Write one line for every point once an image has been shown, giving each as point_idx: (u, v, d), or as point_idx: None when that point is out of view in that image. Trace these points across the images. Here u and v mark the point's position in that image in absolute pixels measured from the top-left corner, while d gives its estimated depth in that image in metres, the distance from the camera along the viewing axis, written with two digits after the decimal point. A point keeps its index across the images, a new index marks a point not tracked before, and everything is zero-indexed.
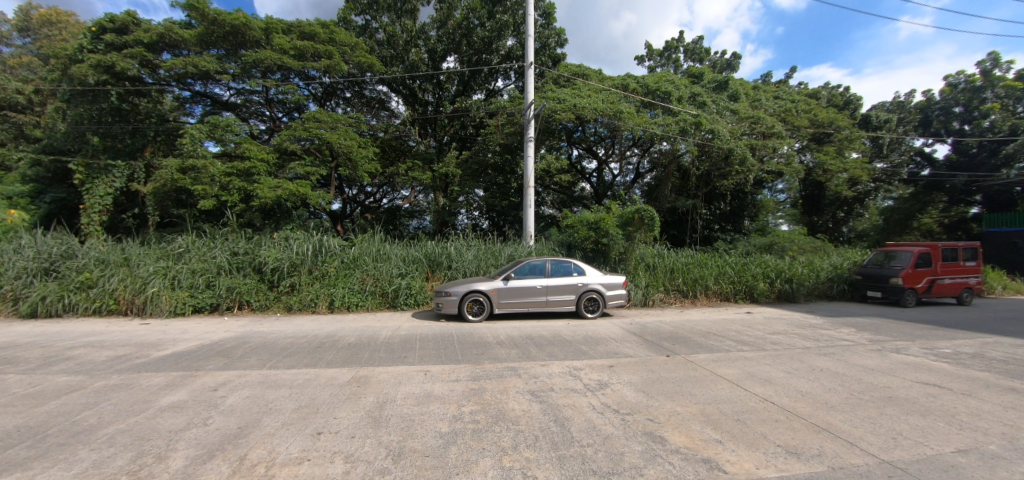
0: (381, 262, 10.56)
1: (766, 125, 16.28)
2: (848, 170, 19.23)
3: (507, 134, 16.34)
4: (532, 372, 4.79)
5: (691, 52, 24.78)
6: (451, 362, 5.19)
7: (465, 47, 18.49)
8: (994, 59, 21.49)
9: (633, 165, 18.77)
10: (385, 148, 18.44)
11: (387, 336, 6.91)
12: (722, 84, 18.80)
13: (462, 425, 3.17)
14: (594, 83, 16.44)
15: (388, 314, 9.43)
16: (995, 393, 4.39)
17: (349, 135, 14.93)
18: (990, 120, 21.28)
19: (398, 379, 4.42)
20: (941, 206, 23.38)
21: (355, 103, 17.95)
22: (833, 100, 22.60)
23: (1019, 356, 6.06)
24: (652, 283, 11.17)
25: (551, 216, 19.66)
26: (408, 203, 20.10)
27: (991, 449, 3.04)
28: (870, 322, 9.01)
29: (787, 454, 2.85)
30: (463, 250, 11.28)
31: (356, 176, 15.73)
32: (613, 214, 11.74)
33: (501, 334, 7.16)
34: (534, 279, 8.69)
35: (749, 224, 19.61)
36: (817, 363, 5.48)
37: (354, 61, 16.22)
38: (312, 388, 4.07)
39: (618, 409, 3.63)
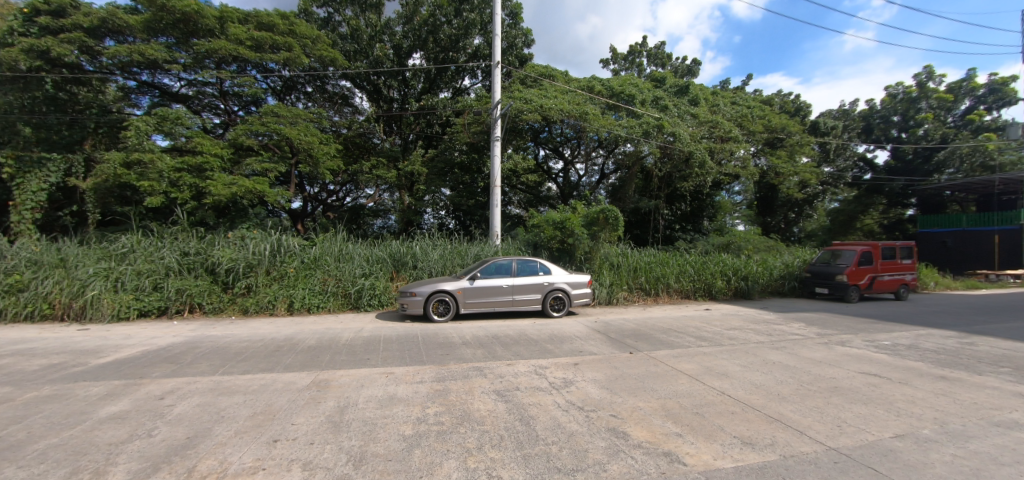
0: (344, 262, 10.27)
1: (723, 130, 17.00)
2: (799, 173, 20.20)
3: (474, 133, 16.26)
4: (498, 371, 4.78)
5: (653, 57, 25.53)
6: (415, 364, 5.11)
7: (431, 44, 18.22)
8: (928, 72, 23.33)
9: (598, 166, 19.17)
10: (348, 145, 18.27)
11: (350, 338, 6.73)
12: (683, 89, 19.45)
13: (426, 427, 3.12)
14: (560, 84, 16.67)
15: (351, 316, 9.18)
16: (926, 380, 4.76)
17: (309, 131, 14.40)
18: (924, 128, 23.07)
19: (360, 382, 4.30)
20: (881, 209, 25.13)
21: (316, 98, 17.44)
22: (786, 107, 23.80)
23: (948, 347, 6.59)
24: (615, 282, 11.36)
25: (517, 216, 19.81)
26: (373, 201, 19.70)
27: (924, 434, 3.28)
28: (818, 317, 9.56)
29: (742, 445, 2.97)
30: (429, 249, 11.15)
31: (318, 173, 15.27)
32: (578, 213, 11.92)
33: (467, 334, 7.12)
34: (500, 278, 8.69)
35: (708, 224, 20.40)
36: (770, 357, 5.75)
37: (315, 55, 15.74)
38: (267, 393, 3.90)
39: (582, 407, 3.68)
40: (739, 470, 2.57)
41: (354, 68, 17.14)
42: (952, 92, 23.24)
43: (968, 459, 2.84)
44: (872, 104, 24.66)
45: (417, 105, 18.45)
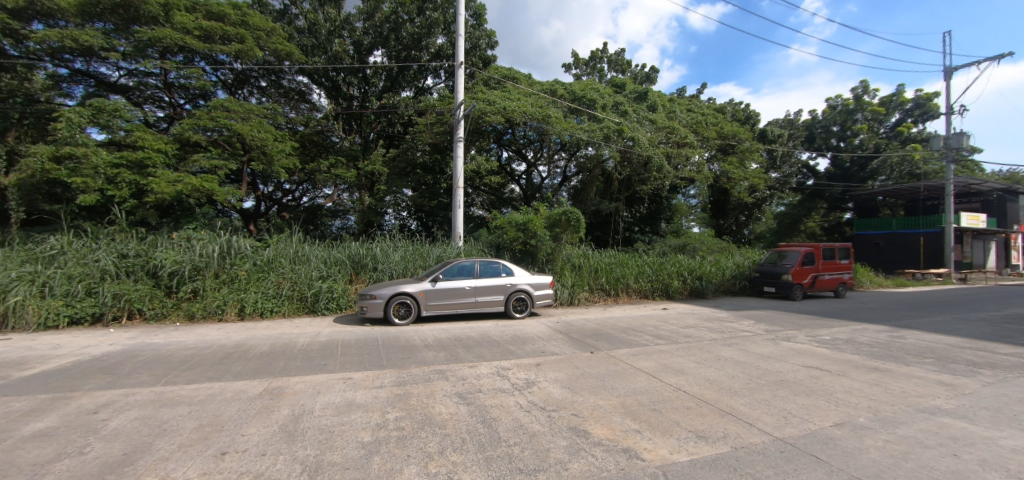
0: (299, 265, 9.89)
1: (679, 136, 17.71)
2: (748, 179, 21.42)
3: (437, 133, 16.04)
4: (460, 374, 4.75)
5: (614, 63, 26.20)
6: (375, 368, 4.98)
7: (392, 42, 17.81)
8: (863, 87, 25.23)
9: (561, 168, 19.46)
10: (305, 143, 17.42)
11: (306, 343, 6.47)
12: (642, 95, 20.06)
13: (386, 432, 3.05)
14: (523, 87, 16.80)
15: (307, 320, 8.82)
16: (860, 372, 5.13)
17: (263, 127, 13.73)
18: (859, 138, 24.94)
19: (316, 389, 4.15)
20: (822, 213, 26.93)
21: (271, 93, 16.80)
22: (737, 115, 24.99)
23: (879, 340, 7.14)
24: (577, 283, 11.53)
25: (480, 217, 19.82)
26: (331, 202, 19.11)
27: (859, 421, 3.53)
28: (766, 315, 10.11)
29: (697, 438, 3.09)
30: (390, 250, 10.93)
31: (271, 171, 14.66)
32: (540, 215, 12.03)
33: (428, 336, 7.02)
34: (462, 280, 8.63)
35: (665, 226, 21.17)
36: (722, 353, 6.01)
37: (270, 48, 15.04)
38: (214, 404, 3.68)
39: (544, 406, 3.71)
40: (694, 463, 2.67)
41: (311, 64, 16.54)
42: (884, 106, 25.20)
43: (896, 444, 3.08)
44: (814, 114, 26.39)
45: (377, 104, 18.00)
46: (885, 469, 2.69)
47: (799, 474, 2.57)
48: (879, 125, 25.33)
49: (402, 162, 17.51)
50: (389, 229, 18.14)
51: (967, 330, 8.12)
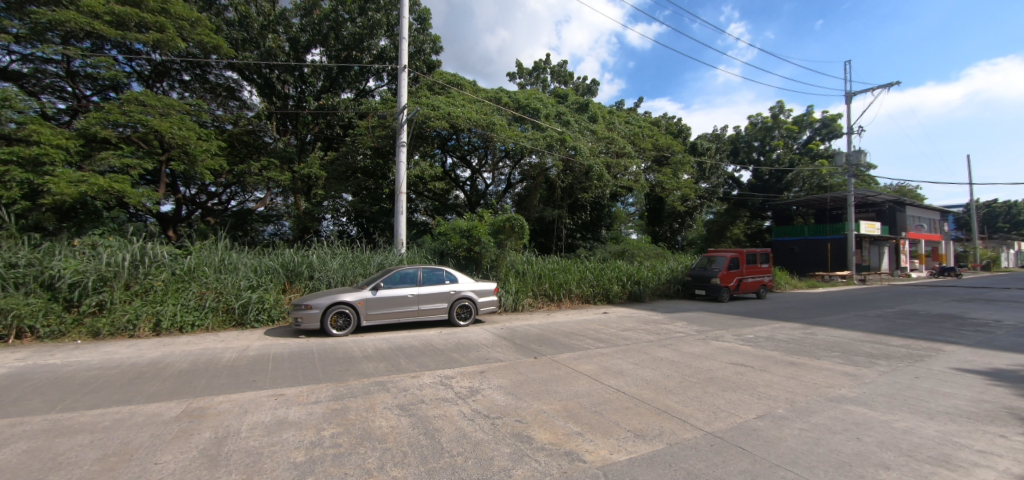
0: (226, 274, 9.19)
1: (618, 146, 18.53)
2: (681, 188, 22.79)
3: (378, 137, 15.63)
4: (402, 385, 4.62)
5: (558, 74, 26.89)
6: (310, 382, 4.72)
7: (332, 41, 17.18)
8: (780, 106, 27.77)
9: (505, 175, 19.66)
10: (234, 143, 16.23)
11: (233, 358, 5.99)
12: (584, 106, 20.78)
13: (321, 451, 2.89)
14: (468, 93, 16.82)
15: (234, 333, 8.19)
16: (779, 366, 5.61)
17: (186, 124, 12.64)
18: (777, 153, 27.39)
19: (243, 408, 3.85)
20: (747, 221, 29.29)
21: (195, 88, 15.60)
22: (670, 128, 26.53)
23: (794, 337, 7.86)
24: (521, 289, 11.64)
25: (424, 223, 19.45)
26: (263, 206, 18.00)
27: (778, 412, 3.85)
28: (698, 316, 10.78)
29: (635, 437, 3.21)
30: (327, 258, 10.47)
31: (194, 173, 13.53)
32: (485, 222, 12.05)
33: (368, 347, 6.76)
34: (405, 288, 8.44)
35: (606, 233, 21.99)
36: (658, 354, 6.32)
37: (195, 40, 13.76)
38: (122, 430, 3.30)
39: (488, 414, 3.70)
40: (633, 462, 2.77)
41: (242, 59, 15.53)
42: (798, 124, 27.84)
43: (809, 431, 3.39)
44: (738, 130, 28.69)
45: (315, 104, 17.23)
46: (801, 455, 2.94)
47: (727, 465, 2.75)
48: (793, 141, 27.98)
49: (340, 165, 16.58)
50: (327, 235, 17.85)
51: (865, 325, 9.15)
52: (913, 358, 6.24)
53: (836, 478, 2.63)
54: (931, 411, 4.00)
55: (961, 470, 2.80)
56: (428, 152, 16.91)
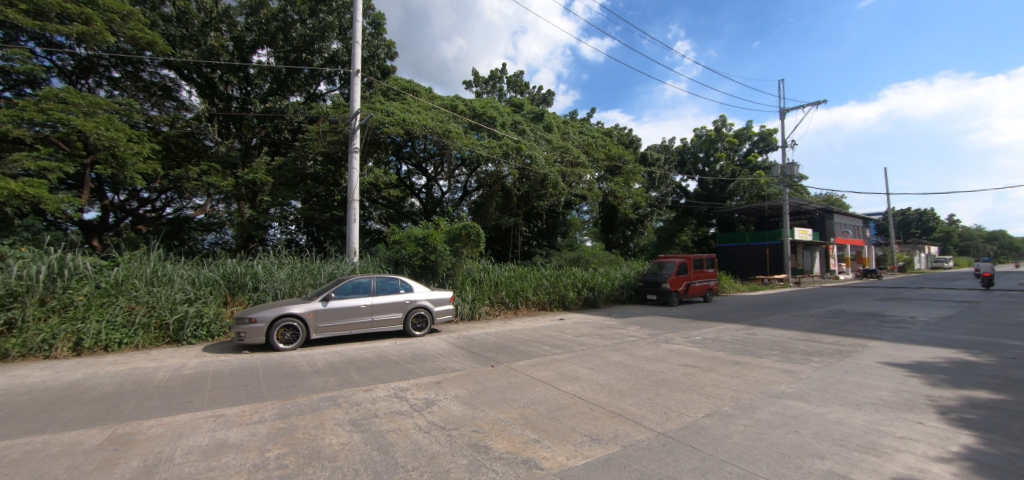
0: (159, 287, 8.52)
1: (572, 156, 18.98)
2: (632, 197, 23.65)
3: (330, 142, 15.15)
4: (354, 399, 4.46)
5: (514, 83, 27.18)
6: (254, 401, 4.45)
7: (280, 42, 16.52)
8: (722, 119, 29.52)
9: (461, 183, 19.64)
10: (170, 146, 15.14)
11: (166, 377, 5.54)
12: (539, 116, 21.15)
13: (265, 474, 2.73)
14: (423, 100, 16.66)
15: (169, 351, 7.60)
16: (725, 366, 5.90)
17: (115, 124, 11.65)
18: (720, 164, 29.13)
19: (178, 431, 3.57)
20: (694, 227, 30.89)
21: (126, 87, 14.51)
22: (622, 139, 27.47)
23: (737, 337, 8.32)
24: (478, 297, 11.58)
25: (378, 231, 18.99)
26: (202, 214, 16.88)
27: (724, 410, 4.05)
28: (650, 320, 11.17)
29: (591, 442, 3.26)
30: (274, 268, 9.97)
31: (123, 177, 12.48)
32: (440, 230, 11.92)
33: (317, 361, 6.47)
34: (358, 298, 8.18)
35: (561, 240, 22.39)
36: (612, 358, 6.48)
37: (126, 34, 12.75)
38: (33, 464, 2.96)
39: (444, 426, 3.64)
40: (589, 466, 2.81)
41: (179, 57, 14.52)
42: (738, 137, 29.70)
43: (753, 427, 3.58)
44: (685, 142, 30.25)
45: (260, 108, 16.62)
46: (745, 450, 3.11)
47: (678, 464, 2.85)
48: (735, 153, 29.81)
49: (287, 172, 16.16)
50: (273, 243, 17.10)
51: (801, 325, 9.82)
52: (842, 354, 6.77)
53: (777, 469, 2.80)
54: (858, 402, 4.34)
55: (885, 455, 3.06)
56: (383, 159, 16.70)
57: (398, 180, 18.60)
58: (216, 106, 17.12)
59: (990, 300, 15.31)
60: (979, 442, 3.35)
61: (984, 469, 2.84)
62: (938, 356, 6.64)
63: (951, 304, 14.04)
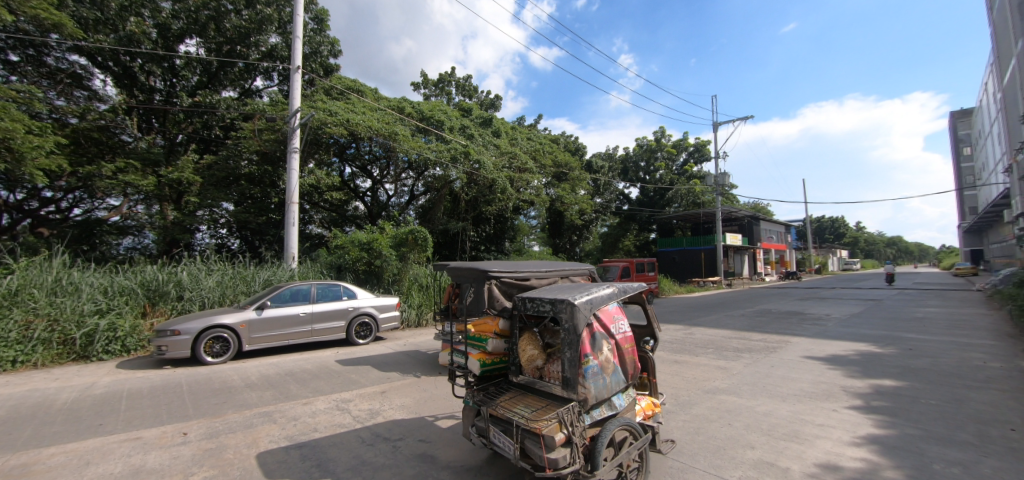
0: (64, 297, 7.55)
1: (520, 162, 19.18)
2: (579, 203, 24.25)
3: (266, 141, 14.45)
4: (292, 414, 4.21)
5: (462, 87, 27.06)
6: (177, 420, 4.09)
7: (211, 33, 15.49)
8: (662, 130, 31.09)
9: (408, 187, 19.27)
10: (79, 140, 13.70)
11: (71, 399, 4.95)
12: (487, 121, 21.18)
13: None
14: (368, 101, 16.22)
15: (74, 369, 6.79)
16: (666, 365, 6.19)
17: (9, 114, 10.25)
18: (659, 173, 30.76)
19: (86, 458, 3.20)
20: (636, 233, 32.33)
21: (25, 73, 12.96)
22: (569, 146, 28.14)
23: (677, 337, 8.77)
24: (424, 303, 11.36)
25: (319, 236, 18.28)
26: (118, 215, 15.30)
27: (665, 407, 4.24)
28: None
29: None
30: (201, 275, 9.22)
31: (17, 173, 11.01)
32: (386, 234, 11.68)
33: (251, 374, 6.07)
34: (296, 306, 7.78)
35: (509, 245, 22.58)
36: None
37: (26, 14, 11.22)
38: None
39: (388, 437, 3.52)
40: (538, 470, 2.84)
41: (92, 43, 13.11)
42: (677, 147, 31.40)
43: (692, 422, 3.77)
44: (628, 151, 31.55)
45: (188, 102, 15.36)
46: (684, 444, 3.27)
47: None
48: (673, 163, 31.48)
49: (217, 171, 15.06)
50: (201, 248, 15.89)
51: (732, 324, 10.53)
52: (769, 350, 7.33)
53: (713, 461, 2.97)
54: (783, 394, 4.71)
55: (806, 442, 3.33)
56: (325, 161, 16.07)
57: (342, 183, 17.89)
58: (136, 98, 15.73)
59: (889, 298, 17.29)
60: (883, 425, 3.74)
61: (889, 451, 3.17)
62: (849, 349, 7.38)
63: (858, 302, 15.65)
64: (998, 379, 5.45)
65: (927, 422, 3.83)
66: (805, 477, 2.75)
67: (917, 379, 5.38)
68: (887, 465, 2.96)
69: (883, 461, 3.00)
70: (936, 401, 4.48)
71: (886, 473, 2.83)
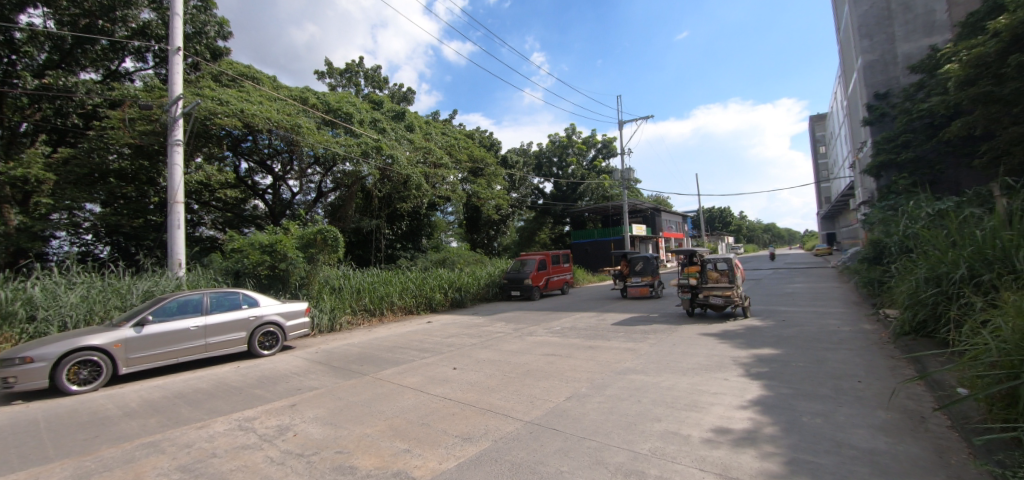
0: None
1: (435, 156, 18.87)
2: (495, 198, 24.13)
3: (140, 132, 12.75)
4: (185, 440, 3.77)
5: (371, 78, 25.93)
6: (32, 466, 3.45)
7: (62, 2, 13.08)
8: (574, 128, 32.49)
9: (315, 183, 18.07)
10: None
11: None
12: (399, 115, 20.51)
13: None
14: (265, 90, 14.89)
15: None
16: (581, 351, 6.53)
17: None
18: (571, 169, 32.09)
19: None
20: (551, 226, 33.59)
21: None
22: (484, 142, 28.32)
23: (590, 324, 9.32)
24: (337, 306, 10.77)
25: (210, 238, 16.55)
26: None
27: (582, 391, 4.48)
28: (514, 316, 11.80)
29: (462, 442, 3.31)
30: (59, 290, 7.87)
31: None
32: (290, 235, 10.88)
33: (130, 401, 5.32)
34: (185, 319, 6.95)
35: (426, 242, 22.21)
36: (480, 355, 6.67)
37: None
38: None
39: (301, 453, 3.31)
40: (460, 466, 2.86)
41: None
42: (586, 144, 33.13)
43: (607, 402, 4.03)
44: (541, 147, 32.51)
45: (34, 83, 12.93)
46: (599, 424, 3.47)
47: (544, 448, 3.06)
48: (583, 158, 33.07)
49: (77, 167, 12.96)
50: (58, 258, 13.41)
51: (639, 309, 11.44)
52: (671, 329, 8.07)
53: (626, 437, 3.20)
54: (683, 368, 5.21)
55: (703, 410, 3.73)
56: (215, 155, 14.59)
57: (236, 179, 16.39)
58: None
59: (765, 277, 19.94)
60: (763, 388, 4.33)
61: (768, 410, 3.66)
62: (736, 323, 8.40)
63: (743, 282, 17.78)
64: (847, 340, 6.58)
65: (796, 381, 4.49)
66: (702, 441, 3.06)
67: (789, 345, 6.28)
68: (767, 422, 3.40)
69: (764, 419, 3.46)
70: (802, 363, 5.28)
71: (767, 430, 3.25)
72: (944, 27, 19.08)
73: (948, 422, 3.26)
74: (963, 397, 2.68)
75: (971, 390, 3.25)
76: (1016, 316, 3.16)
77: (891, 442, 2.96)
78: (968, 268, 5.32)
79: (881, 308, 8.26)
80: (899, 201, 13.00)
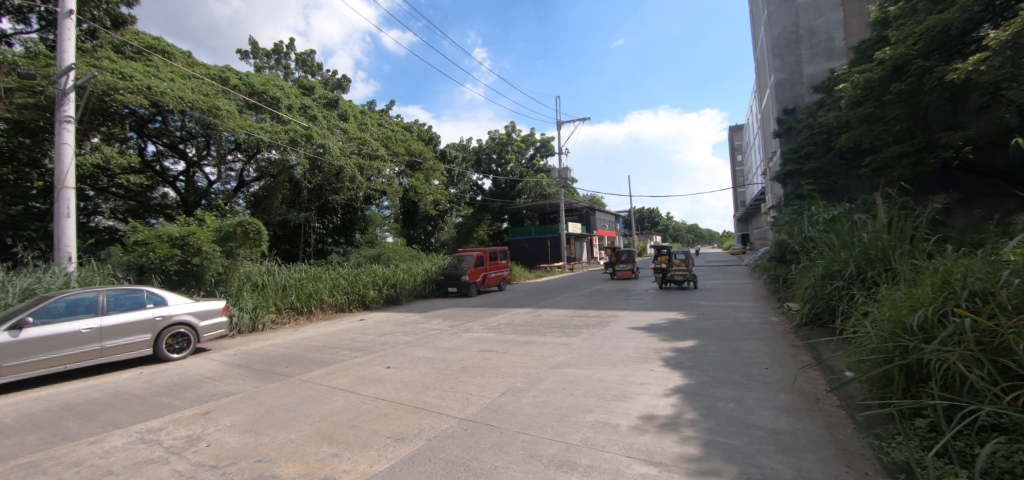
0: None
1: (370, 148, 18.25)
2: (432, 193, 23.59)
3: (19, 106, 10.99)
4: (75, 458, 3.35)
5: (301, 62, 24.41)
6: None
7: None
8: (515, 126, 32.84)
9: (236, 171, 16.82)
10: None
11: None
12: (332, 102, 19.47)
13: None
14: (177, 66, 13.53)
15: None
16: (517, 346, 6.64)
17: None
18: (510, 166, 32.46)
19: None
20: (488, 223, 33.77)
21: None
22: (422, 135, 27.71)
23: (525, 320, 9.51)
24: (260, 304, 10.08)
25: (109, 230, 14.55)
26: None
27: (517, 386, 4.56)
28: (450, 312, 11.74)
29: (395, 442, 3.24)
30: None
31: None
32: (206, 227, 10.03)
33: (2, 417, 4.60)
34: (74, 321, 6.16)
35: (360, 237, 21.40)
36: (416, 353, 6.56)
37: None
38: None
39: (215, 464, 3.07)
40: (392, 468, 2.80)
41: None
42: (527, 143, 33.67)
43: (540, 396, 4.14)
44: (481, 143, 32.48)
45: None
46: (533, 419, 3.55)
47: (478, 445, 3.07)
48: (523, 157, 33.53)
49: None
50: None
51: (572, 304, 11.84)
52: (603, 324, 8.46)
53: (557, 429, 3.30)
54: (613, 361, 5.48)
55: (631, 399, 3.95)
56: (116, 135, 13.18)
57: (140, 163, 14.86)
58: None
59: None
60: (685, 376, 4.66)
61: (688, 397, 3.95)
62: (661, 317, 8.99)
63: None
64: (757, 330, 7.30)
65: (712, 370, 4.89)
66: (630, 430, 3.24)
67: (707, 336, 6.85)
68: (687, 408, 3.68)
69: (684, 406, 3.73)
70: (719, 353, 5.76)
71: (687, 415, 3.51)
72: (842, 53, 21.53)
73: (836, 402, 3.74)
74: (849, 381, 3.05)
75: (853, 372, 3.74)
76: (889, 308, 3.65)
77: (790, 422, 3.32)
78: (855, 266, 6.09)
79: (784, 301, 9.23)
80: (802, 206, 14.53)
